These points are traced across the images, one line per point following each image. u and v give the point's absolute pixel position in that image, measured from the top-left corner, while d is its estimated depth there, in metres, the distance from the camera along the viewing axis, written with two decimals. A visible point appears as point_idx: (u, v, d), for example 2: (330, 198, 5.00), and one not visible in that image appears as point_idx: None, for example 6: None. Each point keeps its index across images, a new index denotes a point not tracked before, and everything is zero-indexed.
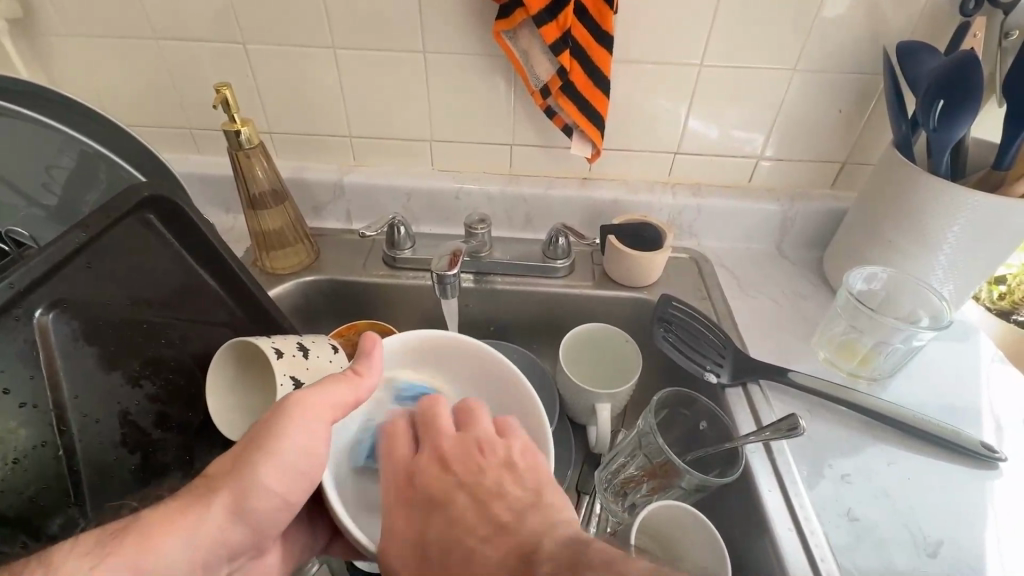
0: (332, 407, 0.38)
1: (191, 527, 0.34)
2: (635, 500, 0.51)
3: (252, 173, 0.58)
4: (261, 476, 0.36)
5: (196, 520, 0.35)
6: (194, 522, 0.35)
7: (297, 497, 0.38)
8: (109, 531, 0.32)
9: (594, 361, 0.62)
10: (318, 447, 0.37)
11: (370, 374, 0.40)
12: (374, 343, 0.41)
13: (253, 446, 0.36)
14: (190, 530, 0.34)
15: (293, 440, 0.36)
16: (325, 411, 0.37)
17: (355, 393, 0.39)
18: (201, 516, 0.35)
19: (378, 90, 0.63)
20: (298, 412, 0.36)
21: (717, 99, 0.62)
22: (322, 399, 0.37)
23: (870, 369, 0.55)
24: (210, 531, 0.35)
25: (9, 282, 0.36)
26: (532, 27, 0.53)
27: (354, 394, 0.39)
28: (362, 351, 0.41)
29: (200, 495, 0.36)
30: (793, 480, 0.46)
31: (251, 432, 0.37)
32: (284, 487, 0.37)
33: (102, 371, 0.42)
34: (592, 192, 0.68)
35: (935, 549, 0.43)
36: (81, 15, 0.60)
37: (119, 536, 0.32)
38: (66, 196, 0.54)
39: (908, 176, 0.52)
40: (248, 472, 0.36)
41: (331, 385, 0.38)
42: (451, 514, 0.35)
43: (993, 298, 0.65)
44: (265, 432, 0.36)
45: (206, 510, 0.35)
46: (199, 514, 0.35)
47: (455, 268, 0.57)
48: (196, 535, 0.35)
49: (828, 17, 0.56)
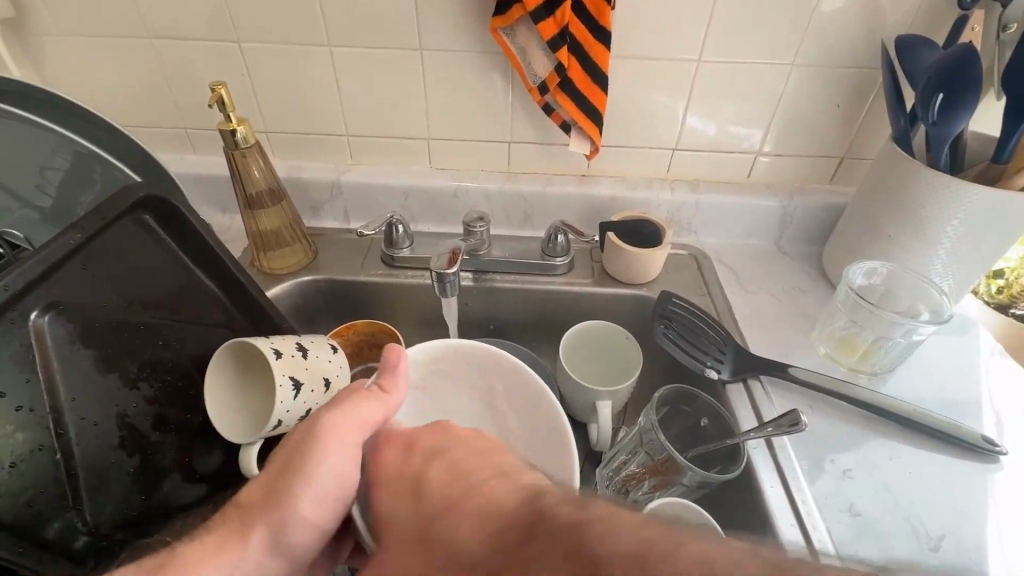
0: (363, 424, 0.37)
1: (232, 559, 0.35)
2: (636, 497, 0.50)
3: (248, 173, 0.57)
4: (299, 504, 0.36)
5: (234, 553, 0.35)
6: (235, 554, 0.35)
7: (332, 522, 0.37)
8: (147, 566, 0.33)
9: (594, 358, 0.62)
10: (352, 473, 0.36)
11: (396, 390, 0.40)
12: (399, 357, 0.40)
13: (289, 475, 0.36)
14: (229, 563, 0.35)
15: (328, 464, 0.36)
16: (356, 430, 0.37)
17: (385, 408, 0.39)
18: (239, 549, 0.35)
19: (375, 88, 0.63)
20: (328, 435, 0.36)
21: (715, 94, 0.62)
22: (351, 418, 0.37)
23: (870, 364, 0.55)
24: (248, 566, 0.35)
25: (4, 284, 0.36)
26: (529, 23, 0.52)
27: (383, 410, 0.38)
28: (386, 366, 0.40)
29: (237, 529, 0.36)
30: (795, 476, 0.46)
31: (287, 458, 0.37)
32: (321, 514, 0.36)
33: (99, 373, 0.42)
34: (589, 189, 0.68)
35: (937, 543, 0.43)
36: (73, 14, 0.59)
37: (160, 571, 0.33)
38: (60, 198, 0.53)
39: (907, 170, 0.52)
40: (285, 502, 0.36)
41: (358, 404, 0.38)
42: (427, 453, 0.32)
43: (992, 292, 0.65)
44: (298, 456, 0.36)
45: (245, 543, 0.35)
46: (239, 548, 0.35)
47: (454, 266, 0.57)
48: (237, 567, 0.35)
49: (825, 12, 0.55)
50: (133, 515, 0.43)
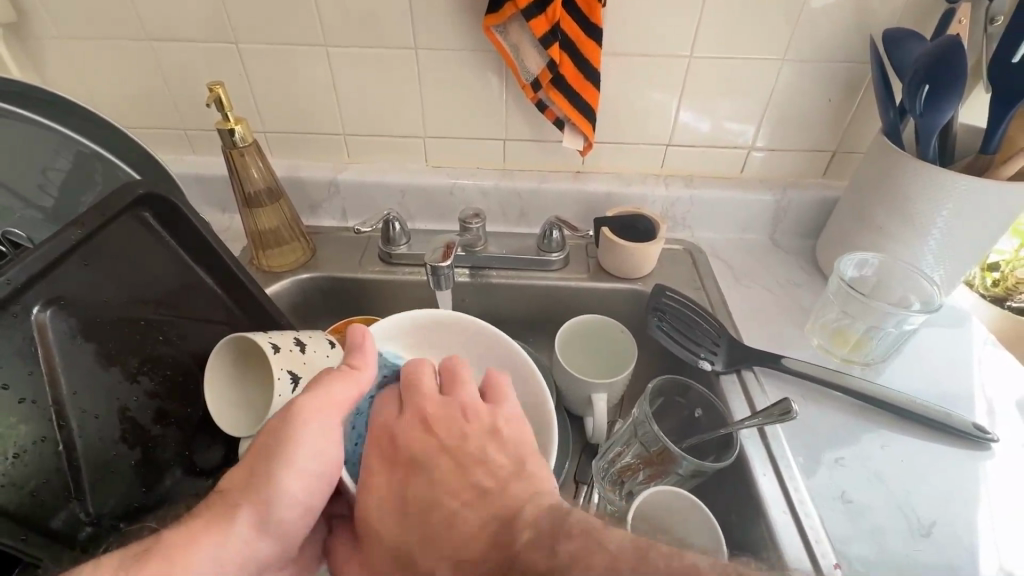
0: (337, 404, 0.38)
1: (218, 542, 0.34)
2: (631, 488, 0.51)
3: (246, 172, 0.58)
4: (282, 485, 0.36)
5: (222, 536, 0.34)
6: (221, 535, 0.34)
7: (317, 500, 0.38)
8: (132, 552, 0.32)
9: (590, 352, 0.62)
10: (330, 449, 0.38)
11: (367, 367, 0.40)
12: (364, 336, 0.41)
13: (267, 456, 0.36)
14: (216, 547, 0.34)
15: (307, 443, 0.37)
16: (332, 406, 0.38)
17: (358, 388, 0.39)
18: (226, 532, 0.35)
19: (371, 88, 0.64)
20: (304, 419, 0.37)
21: (707, 90, 0.62)
22: (327, 395, 0.38)
23: (862, 355, 0.56)
24: (236, 546, 0.35)
25: (7, 278, 0.37)
26: (522, 21, 0.53)
27: (357, 390, 0.39)
28: (352, 347, 0.41)
29: (221, 512, 0.35)
30: (788, 465, 0.46)
31: (263, 440, 0.37)
32: (305, 492, 0.37)
33: (101, 368, 0.42)
34: (584, 185, 0.69)
35: (928, 530, 0.43)
36: (73, 18, 0.60)
37: (146, 555, 0.32)
38: (62, 198, 0.54)
39: (897, 161, 0.53)
40: (267, 484, 0.36)
41: (330, 383, 0.38)
42: (437, 477, 0.36)
43: (987, 285, 0.66)
44: (274, 441, 0.37)
45: (229, 525, 0.35)
46: (223, 529, 0.35)
47: (449, 260, 0.57)
48: (225, 549, 0.34)
49: (814, 7, 0.56)
50: (134, 507, 0.43)
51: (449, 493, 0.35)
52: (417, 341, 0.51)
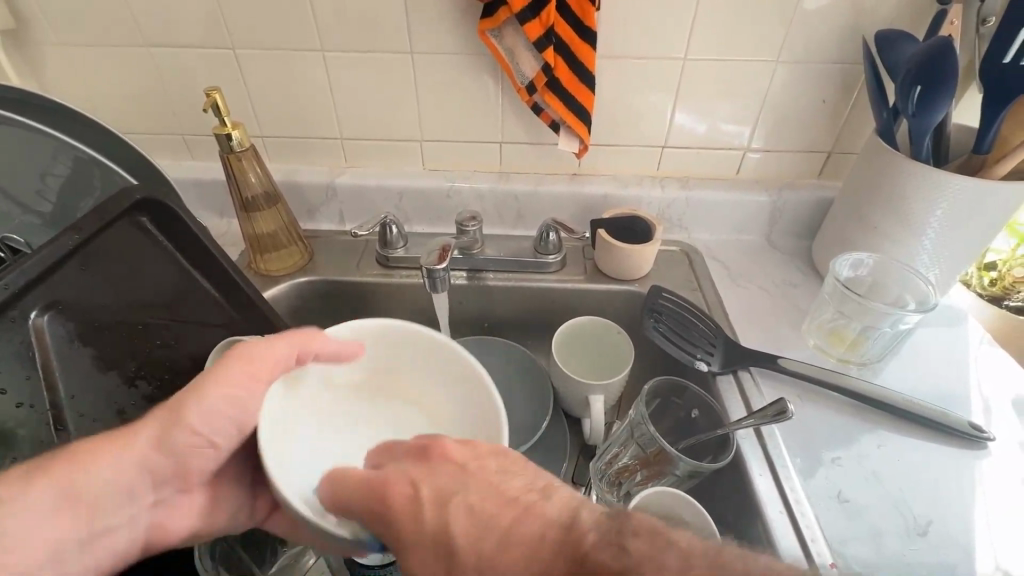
0: (273, 366, 0.38)
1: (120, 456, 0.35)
2: (629, 488, 0.51)
3: (244, 176, 0.58)
4: (190, 415, 0.37)
5: (126, 452, 0.36)
6: (121, 450, 0.35)
7: (220, 443, 0.39)
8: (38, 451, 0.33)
9: (587, 354, 0.63)
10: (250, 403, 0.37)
11: (323, 346, 0.40)
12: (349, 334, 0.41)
13: (187, 389, 0.37)
14: (116, 462, 0.35)
15: (231, 389, 0.37)
16: (269, 366, 0.38)
17: (302, 354, 0.39)
18: (129, 448, 0.36)
19: (367, 92, 0.64)
20: (235, 360, 0.37)
21: (702, 92, 0.63)
22: (271, 352, 0.38)
23: (858, 355, 0.56)
24: (135, 462, 0.36)
25: (5, 283, 0.37)
26: (516, 25, 0.54)
27: (295, 352, 0.39)
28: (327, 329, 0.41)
29: (130, 428, 0.36)
30: (784, 465, 0.46)
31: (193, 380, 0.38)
32: (211, 429, 0.37)
33: (98, 372, 0.43)
34: (581, 187, 0.69)
35: (924, 529, 0.43)
36: (72, 24, 0.60)
37: (48, 459, 0.33)
38: (61, 203, 0.54)
39: (890, 162, 0.53)
40: (178, 413, 0.37)
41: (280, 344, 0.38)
42: (472, 503, 0.29)
43: (985, 284, 0.66)
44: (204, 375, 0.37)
45: (133, 438, 0.36)
46: (126, 443, 0.36)
47: (444, 263, 0.58)
48: (121, 467, 0.35)
49: (808, 9, 0.56)
50: None
51: (488, 516, 0.28)
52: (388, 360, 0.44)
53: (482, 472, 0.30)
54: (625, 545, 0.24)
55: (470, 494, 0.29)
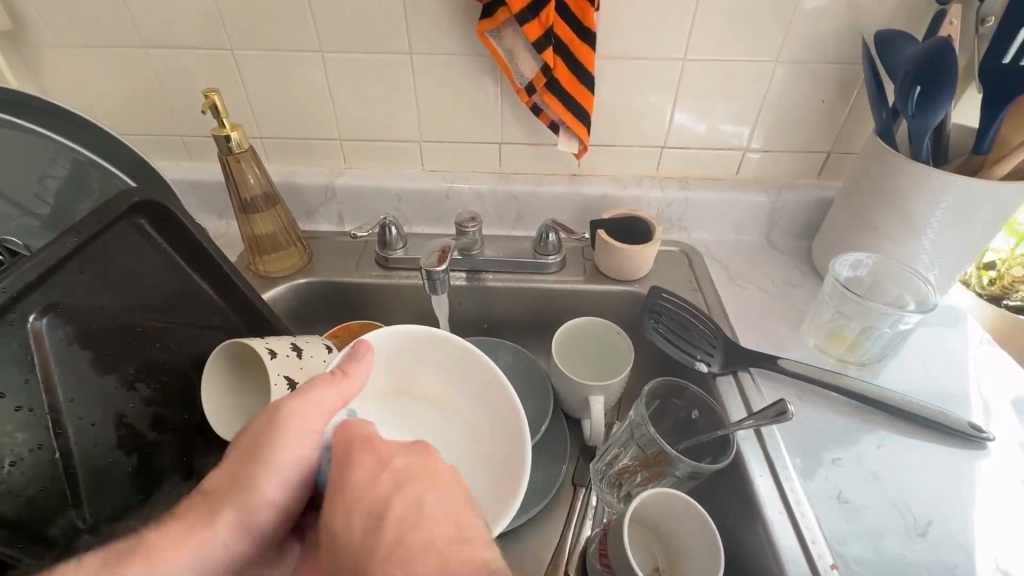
0: (324, 413, 0.36)
1: (200, 544, 0.34)
2: (629, 490, 0.52)
3: (243, 177, 0.58)
4: (263, 489, 0.35)
5: (204, 539, 0.34)
6: (202, 539, 0.34)
7: (296, 503, 0.37)
8: (115, 552, 0.32)
9: (587, 355, 0.63)
10: (314, 458, 0.36)
11: (357, 378, 0.38)
12: (368, 350, 0.39)
13: (250, 464, 0.35)
14: (197, 550, 0.34)
15: (288, 452, 0.35)
16: (319, 417, 0.36)
17: (345, 399, 0.37)
18: (208, 533, 0.34)
19: (366, 93, 0.64)
20: (289, 425, 0.35)
21: (701, 92, 0.63)
22: (311, 403, 0.36)
23: (858, 355, 0.56)
24: (216, 548, 0.34)
25: (3, 286, 0.37)
26: (515, 26, 0.53)
27: (340, 398, 0.37)
28: (353, 355, 0.39)
29: (204, 514, 0.35)
30: (784, 466, 0.46)
31: (246, 449, 0.36)
32: (285, 495, 0.36)
33: (97, 375, 0.42)
34: (580, 188, 0.69)
35: (924, 529, 0.43)
36: (70, 25, 0.60)
37: (126, 560, 0.31)
38: (59, 205, 0.54)
39: (891, 162, 0.53)
40: (247, 489, 0.35)
41: (320, 390, 0.36)
42: (423, 503, 0.29)
43: (984, 284, 0.66)
44: (258, 445, 0.35)
45: (210, 527, 0.35)
46: (203, 532, 0.34)
47: (444, 264, 0.57)
48: (206, 554, 0.34)
49: (808, 9, 0.56)
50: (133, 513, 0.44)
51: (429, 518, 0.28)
52: (410, 362, 0.45)
53: (454, 486, 0.30)
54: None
55: (430, 495, 0.29)
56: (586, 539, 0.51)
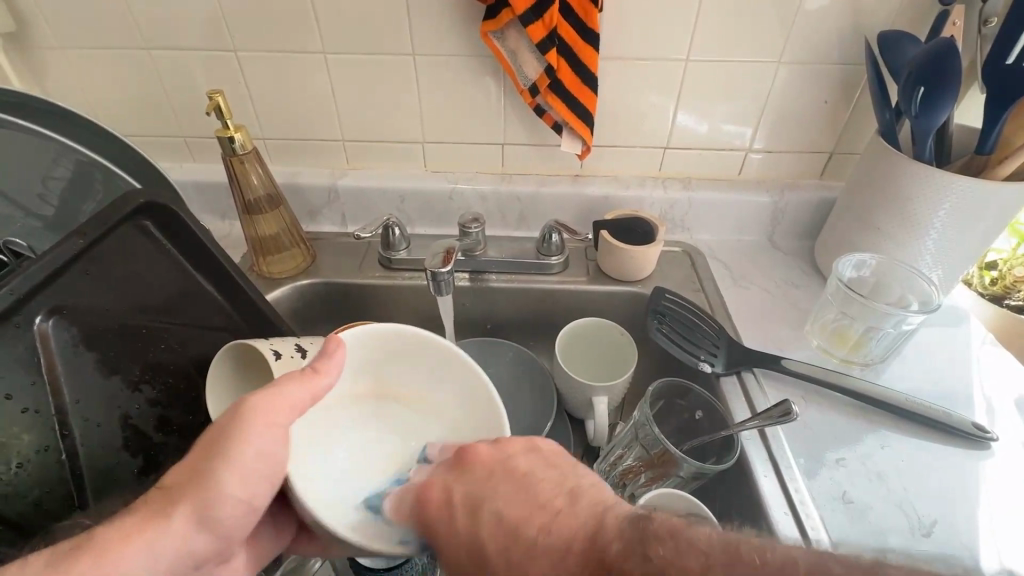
0: (287, 408, 0.36)
1: (152, 540, 0.32)
2: (633, 490, 0.51)
3: (246, 178, 0.58)
4: (223, 483, 0.34)
5: (157, 535, 0.32)
6: (155, 535, 0.32)
7: (261, 501, 0.36)
8: (59, 552, 0.30)
9: (590, 355, 0.63)
10: (276, 452, 0.35)
11: (328, 373, 0.38)
12: (338, 345, 0.39)
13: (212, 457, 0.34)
14: (149, 547, 0.32)
15: (250, 446, 0.34)
16: (284, 412, 0.36)
17: (313, 394, 0.37)
18: (162, 530, 0.32)
19: (369, 94, 0.64)
20: (253, 417, 0.35)
21: (704, 92, 0.63)
22: (277, 397, 0.36)
23: (861, 355, 0.56)
24: (173, 544, 0.33)
25: (9, 289, 0.37)
26: (519, 27, 0.54)
27: (310, 394, 0.37)
28: (324, 351, 0.39)
29: (158, 510, 0.33)
30: (788, 466, 0.46)
31: (210, 446, 0.35)
32: (248, 491, 0.35)
33: (102, 377, 0.42)
34: (583, 188, 0.69)
35: (929, 529, 0.43)
36: (73, 26, 0.60)
37: (69, 558, 0.29)
38: (63, 207, 0.54)
39: (894, 163, 0.53)
40: (207, 483, 0.34)
41: (286, 385, 0.36)
42: (505, 510, 0.31)
43: (985, 284, 0.66)
44: (220, 438, 0.35)
45: (165, 523, 0.33)
46: (157, 529, 0.32)
47: (448, 266, 0.58)
48: (158, 550, 0.32)
49: (811, 9, 0.56)
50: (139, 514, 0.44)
51: (518, 518, 0.31)
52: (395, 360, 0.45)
53: (512, 476, 0.33)
54: (650, 551, 0.24)
55: (500, 503, 0.32)
56: None
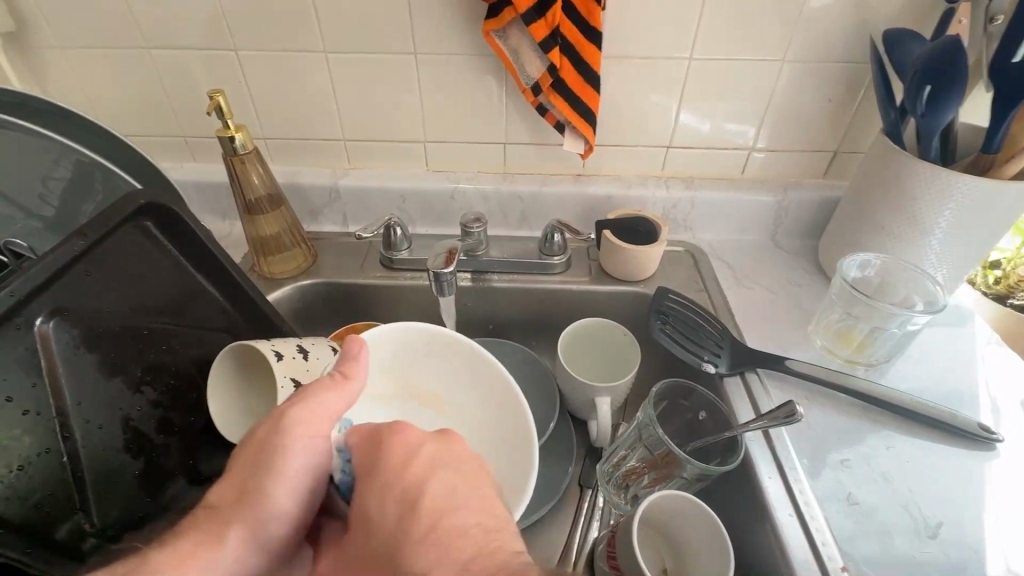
0: (330, 417, 0.37)
1: (212, 562, 0.33)
2: (636, 491, 0.51)
3: (247, 178, 0.58)
4: (273, 501, 0.35)
5: (213, 556, 0.33)
6: (214, 555, 0.33)
7: (306, 512, 0.37)
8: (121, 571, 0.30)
9: (593, 355, 0.62)
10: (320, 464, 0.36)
11: (358, 376, 0.38)
12: (361, 346, 0.39)
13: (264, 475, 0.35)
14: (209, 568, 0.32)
15: (296, 460, 0.35)
16: (325, 422, 0.36)
17: (350, 397, 0.38)
18: (216, 552, 0.33)
19: (371, 93, 0.64)
20: (297, 432, 0.35)
21: (706, 91, 0.62)
22: (317, 408, 0.36)
23: (866, 356, 0.55)
24: (229, 565, 0.33)
25: (10, 290, 0.36)
26: (521, 25, 0.53)
27: (346, 400, 0.37)
28: (348, 354, 0.39)
29: (211, 530, 0.34)
30: (793, 467, 0.46)
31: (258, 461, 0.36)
32: (294, 504, 0.36)
33: (103, 378, 0.42)
34: (585, 188, 0.69)
35: (935, 530, 0.43)
36: (73, 26, 0.60)
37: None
38: (63, 207, 0.54)
39: (900, 162, 0.53)
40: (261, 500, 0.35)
41: (324, 395, 0.37)
42: (459, 498, 0.30)
43: (989, 283, 0.66)
44: (266, 455, 0.35)
45: (221, 544, 0.33)
46: (214, 549, 0.33)
47: (451, 266, 0.57)
48: (219, 570, 0.33)
49: (814, 8, 0.56)
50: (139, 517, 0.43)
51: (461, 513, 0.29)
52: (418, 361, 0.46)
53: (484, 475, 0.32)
54: None
55: (456, 483, 0.31)
56: (593, 539, 0.52)
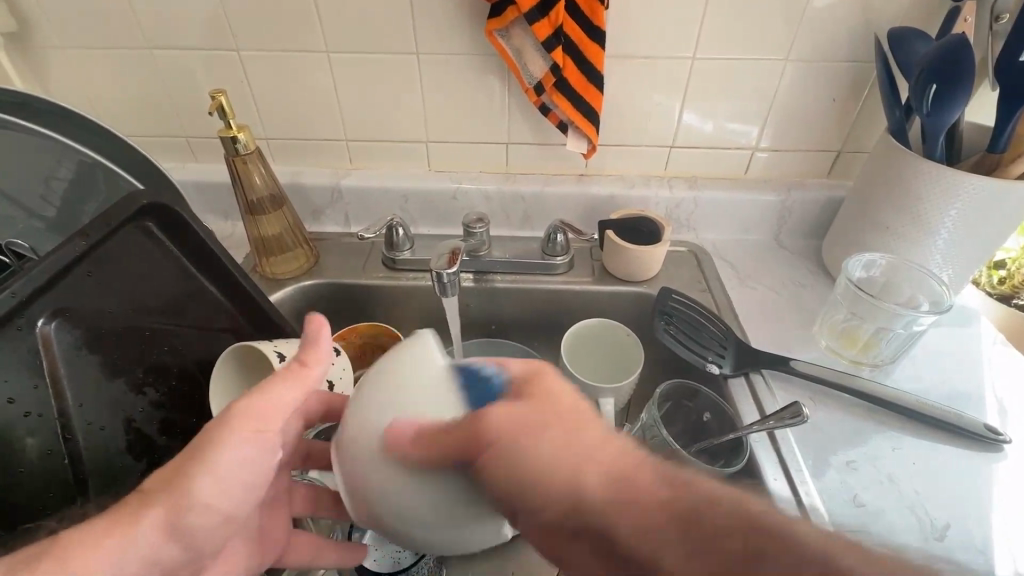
0: (281, 408, 0.36)
1: (123, 549, 0.30)
2: None
3: (250, 178, 0.58)
4: (201, 488, 0.33)
5: (126, 542, 0.30)
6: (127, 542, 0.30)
7: (234, 507, 0.35)
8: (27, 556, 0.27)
9: (596, 356, 0.62)
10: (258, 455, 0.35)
11: (317, 365, 0.38)
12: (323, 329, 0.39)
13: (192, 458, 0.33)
14: (118, 554, 0.30)
15: (236, 448, 0.34)
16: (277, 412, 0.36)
17: (305, 390, 0.38)
18: (131, 537, 0.30)
19: (372, 93, 0.64)
20: (240, 421, 0.34)
21: (710, 91, 0.62)
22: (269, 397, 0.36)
23: (871, 356, 0.55)
24: (142, 553, 0.30)
25: (11, 291, 0.37)
26: (524, 25, 0.53)
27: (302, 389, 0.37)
28: (309, 338, 0.39)
29: (126, 514, 0.31)
30: (799, 469, 0.46)
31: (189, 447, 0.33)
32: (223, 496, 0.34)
33: (106, 379, 0.42)
34: (588, 188, 0.69)
35: (942, 533, 0.43)
36: (75, 26, 0.60)
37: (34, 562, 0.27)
38: (64, 207, 0.54)
39: (904, 161, 0.52)
40: (183, 486, 0.32)
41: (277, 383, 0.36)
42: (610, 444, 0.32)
43: (993, 283, 0.66)
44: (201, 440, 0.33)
45: (135, 529, 0.30)
46: (128, 533, 0.30)
47: (454, 266, 0.57)
48: (129, 558, 0.30)
49: (818, 7, 0.56)
50: None
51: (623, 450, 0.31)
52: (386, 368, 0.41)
53: None
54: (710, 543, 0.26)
55: None
56: None
